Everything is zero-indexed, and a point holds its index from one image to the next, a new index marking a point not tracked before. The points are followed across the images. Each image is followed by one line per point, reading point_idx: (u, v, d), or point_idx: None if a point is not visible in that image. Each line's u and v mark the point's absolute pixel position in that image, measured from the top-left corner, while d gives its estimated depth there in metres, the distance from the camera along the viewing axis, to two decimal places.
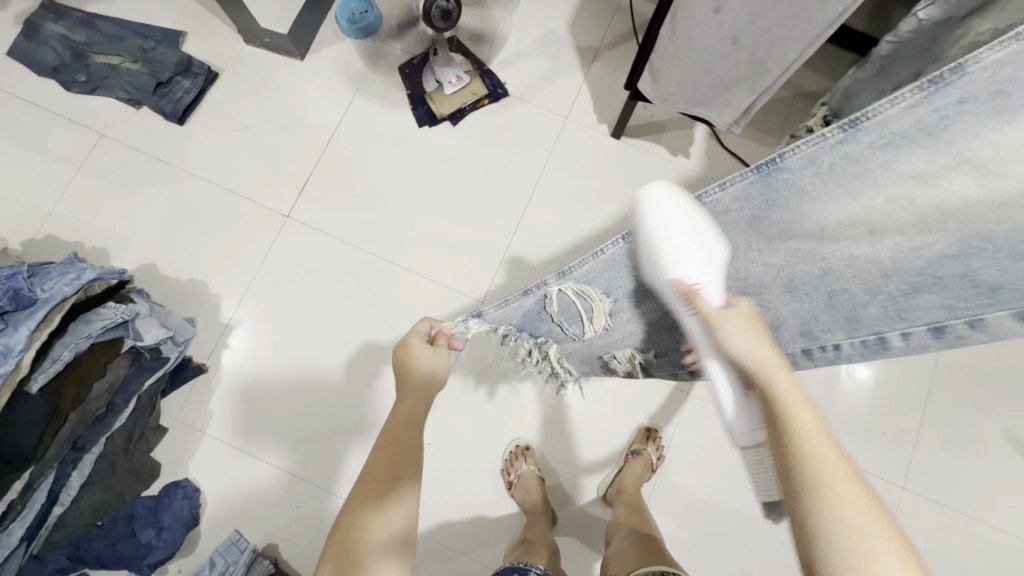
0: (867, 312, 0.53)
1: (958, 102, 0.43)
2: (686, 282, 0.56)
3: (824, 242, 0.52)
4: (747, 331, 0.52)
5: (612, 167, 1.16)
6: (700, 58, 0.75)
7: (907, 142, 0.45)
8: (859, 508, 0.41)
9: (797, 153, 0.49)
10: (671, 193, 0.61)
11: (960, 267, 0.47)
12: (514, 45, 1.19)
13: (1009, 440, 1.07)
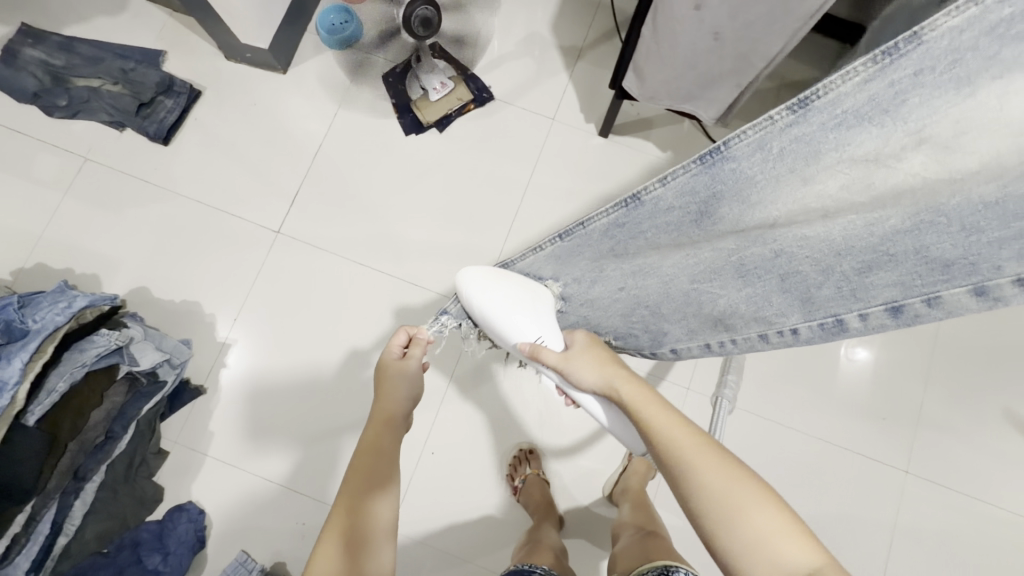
0: (821, 293, 0.49)
1: (914, 74, 0.39)
2: (527, 346, 0.62)
3: (771, 218, 0.50)
4: (591, 362, 0.61)
5: (601, 164, 1.14)
6: (683, 55, 0.73)
7: (856, 117, 0.43)
8: (723, 476, 0.50)
9: (755, 128, 0.47)
10: (481, 275, 0.64)
11: (912, 240, 0.42)
12: (496, 47, 1.18)
13: (1009, 419, 1.05)
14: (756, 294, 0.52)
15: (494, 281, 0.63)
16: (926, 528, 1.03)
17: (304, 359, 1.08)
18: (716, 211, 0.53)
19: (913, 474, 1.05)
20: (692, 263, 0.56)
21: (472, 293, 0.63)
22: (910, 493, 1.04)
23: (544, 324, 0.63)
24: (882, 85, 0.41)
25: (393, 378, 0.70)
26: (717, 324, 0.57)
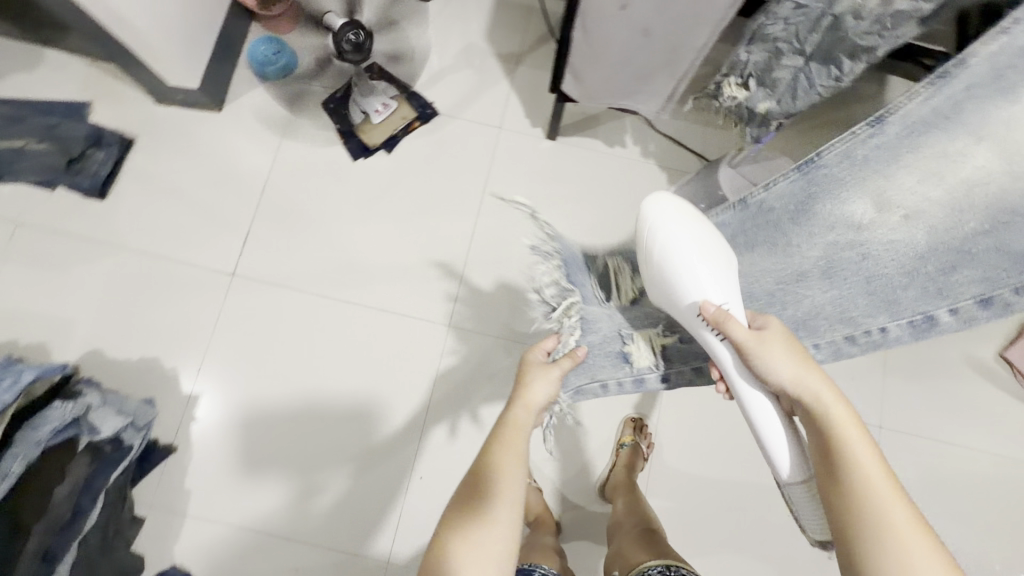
0: (906, 293, 0.68)
1: (969, 91, 0.64)
2: (711, 306, 0.62)
3: (868, 213, 0.69)
4: (781, 350, 0.60)
5: (554, 166, 1.15)
6: (618, 53, 0.75)
7: (912, 136, 0.67)
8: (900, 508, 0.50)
9: (839, 149, 0.68)
10: (670, 204, 0.68)
11: (985, 240, 0.66)
12: (434, 63, 1.17)
13: (965, 363, 1.11)
14: (841, 294, 0.69)
15: (688, 219, 0.67)
16: (907, 478, 1.07)
17: (277, 402, 1.05)
18: (814, 208, 0.70)
19: (887, 428, 1.09)
20: (780, 269, 0.70)
21: (662, 219, 0.67)
22: (887, 447, 1.08)
23: (728, 290, 0.64)
24: (948, 104, 0.65)
25: (536, 378, 0.71)
26: (799, 328, 0.69)
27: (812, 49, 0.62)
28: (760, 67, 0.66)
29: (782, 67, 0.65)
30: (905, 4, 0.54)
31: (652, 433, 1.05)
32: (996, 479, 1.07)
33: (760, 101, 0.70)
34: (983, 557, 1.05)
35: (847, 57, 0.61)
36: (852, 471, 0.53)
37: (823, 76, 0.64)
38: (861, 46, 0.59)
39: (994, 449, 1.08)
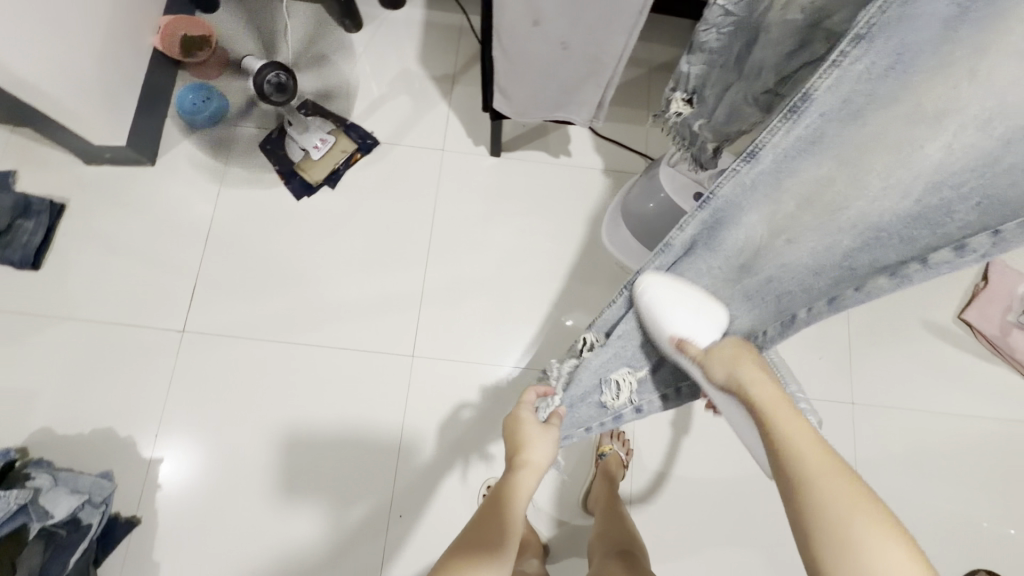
0: (799, 309, 0.56)
1: (839, 100, 0.43)
2: (677, 336, 0.59)
3: (782, 241, 0.54)
4: (726, 356, 0.57)
5: (501, 183, 1.14)
6: (540, 68, 0.75)
7: (805, 149, 0.47)
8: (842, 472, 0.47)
9: (727, 180, 0.50)
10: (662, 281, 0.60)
11: (865, 245, 0.50)
12: (369, 93, 1.16)
13: (925, 328, 1.13)
14: (756, 311, 0.59)
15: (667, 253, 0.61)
16: (886, 449, 1.08)
17: (243, 457, 1.01)
18: (721, 234, 0.55)
19: (860, 403, 1.10)
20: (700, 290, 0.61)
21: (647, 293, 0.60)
22: (862, 421, 1.09)
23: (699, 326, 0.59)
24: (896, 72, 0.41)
25: (536, 443, 0.67)
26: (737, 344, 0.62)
27: (735, 62, 0.59)
28: (698, 80, 0.63)
29: (718, 75, 0.61)
30: (794, 15, 0.50)
31: (628, 438, 1.04)
32: (970, 438, 1.09)
33: (695, 121, 0.68)
34: (971, 516, 1.06)
35: (759, 71, 0.57)
36: (804, 468, 0.48)
37: (741, 95, 0.60)
38: (765, 61, 0.55)
39: (963, 408, 1.10)
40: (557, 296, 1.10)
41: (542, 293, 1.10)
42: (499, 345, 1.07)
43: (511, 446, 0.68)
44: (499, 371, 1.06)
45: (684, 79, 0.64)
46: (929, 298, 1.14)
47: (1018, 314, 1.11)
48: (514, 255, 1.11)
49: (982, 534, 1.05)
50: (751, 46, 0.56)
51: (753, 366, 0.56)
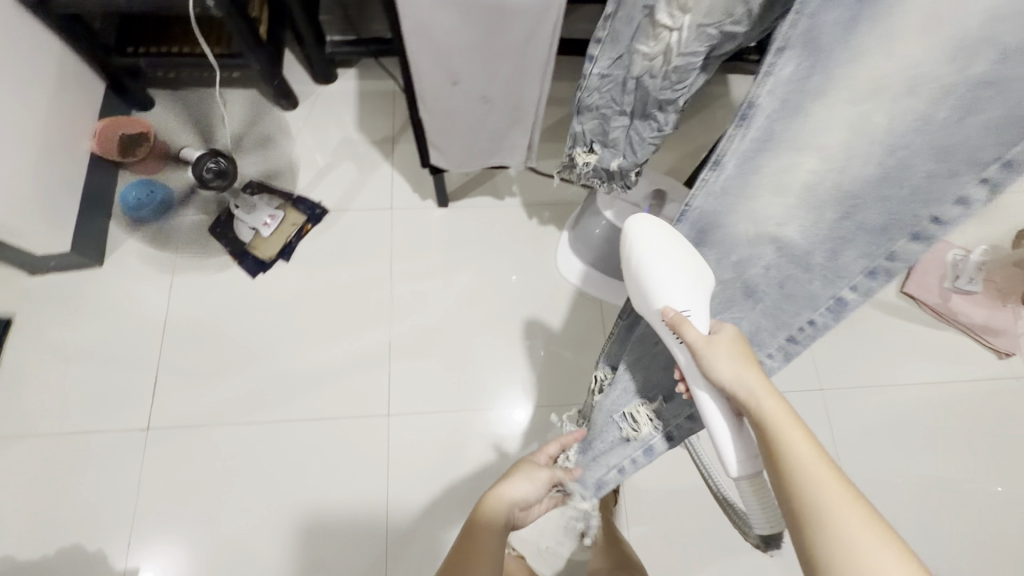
0: (813, 287, 0.60)
1: (779, 102, 0.51)
2: (671, 310, 0.56)
3: (773, 227, 0.59)
4: (721, 353, 0.55)
5: (453, 231, 1.18)
6: (467, 121, 0.79)
7: (765, 144, 0.54)
8: (844, 501, 0.46)
9: (700, 190, 0.58)
10: (652, 229, 0.61)
11: (850, 224, 0.56)
12: (313, 164, 1.20)
13: (873, 306, 1.19)
14: (768, 307, 0.63)
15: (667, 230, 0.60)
16: (861, 429, 1.11)
17: (223, 551, 0.96)
18: (712, 238, 0.63)
19: (828, 388, 1.13)
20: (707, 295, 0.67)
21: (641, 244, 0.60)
22: (834, 405, 1.12)
23: (691, 298, 0.57)
24: (814, 67, 0.48)
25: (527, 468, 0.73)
26: (777, 328, 0.63)
27: (630, 108, 0.66)
28: (596, 133, 0.71)
29: (615, 124, 0.69)
30: (679, 59, 0.57)
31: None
32: (936, 404, 1.13)
33: (611, 160, 0.74)
34: (954, 481, 1.08)
35: (659, 109, 0.64)
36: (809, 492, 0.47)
37: (650, 131, 0.67)
38: (668, 99, 0.62)
39: (925, 377, 1.15)
40: (524, 333, 1.11)
41: (508, 332, 1.11)
42: (475, 390, 1.07)
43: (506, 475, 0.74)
44: (478, 417, 1.05)
45: (584, 133, 0.72)
46: None
47: (953, 281, 1.18)
48: (475, 299, 1.13)
49: (968, 497, 1.07)
50: (637, 95, 0.63)
51: (756, 378, 0.54)
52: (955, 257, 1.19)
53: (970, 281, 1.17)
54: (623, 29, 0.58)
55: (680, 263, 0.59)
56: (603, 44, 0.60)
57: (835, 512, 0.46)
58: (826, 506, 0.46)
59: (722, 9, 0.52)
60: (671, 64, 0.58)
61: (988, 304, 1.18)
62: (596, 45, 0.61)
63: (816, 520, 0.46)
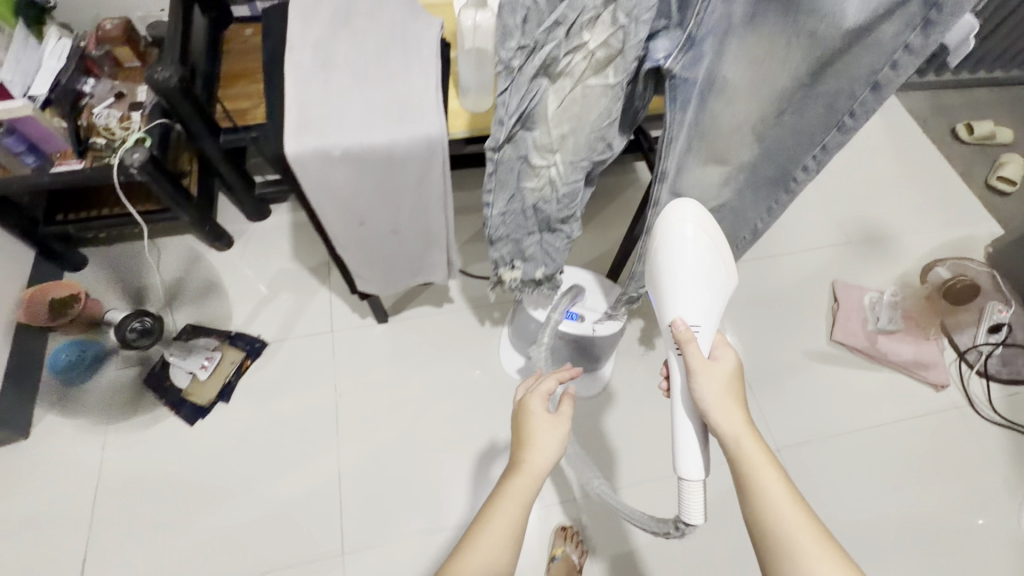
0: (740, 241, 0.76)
1: (681, 148, 0.58)
2: (681, 325, 0.61)
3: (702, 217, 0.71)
4: (718, 383, 0.59)
5: (396, 344, 1.19)
6: (382, 249, 0.84)
7: (678, 172, 0.63)
8: (812, 541, 0.52)
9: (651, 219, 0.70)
10: (690, 219, 0.63)
11: (747, 202, 0.68)
12: (251, 298, 1.21)
13: (810, 357, 1.24)
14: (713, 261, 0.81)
15: (690, 244, 0.62)
16: (823, 485, 1.12)
17: None
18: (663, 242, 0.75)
19: (784, 447, 1.15)
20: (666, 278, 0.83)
21: (674, 230, 0.63)
22: (793, 464, 1.13)
23: (703, 313, 0.62)
24: (690, 137, 0.57)
25: (543, 434, 0.66)
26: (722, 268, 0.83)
27: (538, 227, 0.65)
28: (514, 251, 0.69)
29: (528, 242, 0.68)
30: (565, 186, 0.57)
31: (583, 539, 1.02)
32: (888, 446, 1.16)
33: (536, 270, 0.72)
34: (922, 524, 1.09)
35: (562, 223, 0.63)
36: (781, 531, 0.53)
37: (562, 241, 0.66)
38: (568, 216, 0.61)
39: (873, 421, 1.18)
40: (479, 437, 1.10)
41: (463, 439, 1.10)
42: (434, 508, 1.03)
43: (516, 442, 0.67)
44: (441, 537, 1.01)
45: (502, 258, 0.70)
46: (802, 331, 1.26)
47: (875, 323, 1.25)
48: (424, 410, 1.12)
49: (937, 539, 1.07)
50: (540, 215, 0.62)
51: (742, 417, 0.58)
52: (870, 300, 1.27)
53: (890, 320, 1.25)
54: (505, 177, 0.57)
55: (695, 283, 0.62)
56: (495, 192, 0.58)
57: (804, 546, 0.52)
58: (795, 542, 0.52)
59: (586, 148, 0.52)
60: (559, 191, 0.58)
61: (912, 340, 1.24)
62: (488, 195, 0.58)
63: (790, 558, 0.52)
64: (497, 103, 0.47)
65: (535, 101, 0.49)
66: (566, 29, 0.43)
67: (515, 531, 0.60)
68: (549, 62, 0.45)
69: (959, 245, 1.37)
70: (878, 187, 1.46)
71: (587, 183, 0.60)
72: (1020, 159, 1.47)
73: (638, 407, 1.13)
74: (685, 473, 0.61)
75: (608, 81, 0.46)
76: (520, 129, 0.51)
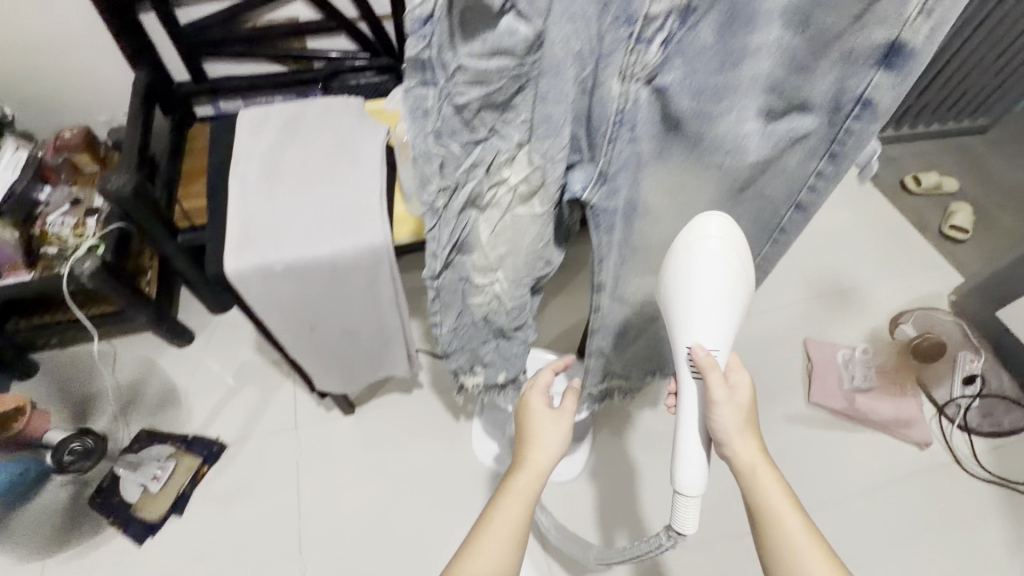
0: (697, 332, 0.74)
1: (619, 265, 0.59)
2: (701, 350, 0.54)
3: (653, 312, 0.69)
4: (738, 415, 0.56)
5: (363, 437, 1.13)
6: (338, 349, 0.81)
7: (616, 285, 0.62)
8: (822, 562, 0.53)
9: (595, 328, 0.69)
10: (721, 229, 0.52)
11: None
12: (210, 397, 1.16)
13: (790, 421, 1.21)
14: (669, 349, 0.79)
15: (719, 259, 0.51)
16: None
17: None
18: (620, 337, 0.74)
19: None
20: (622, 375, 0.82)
21: (699, 240, 0.52)
22: None
23: (723, 335, 0.55)
24: (621, 250, 0.56)
25: (544, 430, 0.64)
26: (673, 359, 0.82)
27: (490, 336, 0.66)
28: (471, 358, 0.71)
29: (484, 349, 0.68)
30: (511, 301, 0.58)
31: None
32: (878, 513, 1.11)
33: (497, 375, 0.73)
34: None
35: (514, 331, 0.64)
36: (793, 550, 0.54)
37: (516, 346, 0.66)
38: (517, 325, 0.62)
39: (860, 486, 1.14)
40: (452, 536, 1.04)
41: (436, 538, 1.04)
42: None
43: (518, 441, 0.65)
44: None
45: (461, 366, 0.72)
46: (780, 394, 1.24)
47: (851, 382, 1.24)
48: (394, 510, 1.06)
49: None
50: (490, 325, 0.63)
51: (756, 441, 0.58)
52: (844, 357, 1.26)
53: (864, 379, 1.23)
54: (449, 298, 0.59)
55: (719, 307, 0.53)
56: (441, 311, 0.61)
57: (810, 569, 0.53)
58: (804, 562, 0.54)
59: (526, 268, 0.53)
60: (505, 306, 0.58)
61: (891, 397, 1.22)
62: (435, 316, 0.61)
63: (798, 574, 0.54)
64: (429, 237, 0.50)
65: (467, 230, 0.51)
66: (485, 168, 0.45)
67: (519, 535, 0.57)
68: (474, 197, 0.47)
69: (924, 294, 1.39)
70: (841, 241, 1.48)
71: (534, 293, 0.60)
72: (968, 208, 1.52)
73: (621, 488, 1.07)
74: (683, 488, 0.58)
75: (536, 211, 0.46)
76: (457, 255, 0.54)
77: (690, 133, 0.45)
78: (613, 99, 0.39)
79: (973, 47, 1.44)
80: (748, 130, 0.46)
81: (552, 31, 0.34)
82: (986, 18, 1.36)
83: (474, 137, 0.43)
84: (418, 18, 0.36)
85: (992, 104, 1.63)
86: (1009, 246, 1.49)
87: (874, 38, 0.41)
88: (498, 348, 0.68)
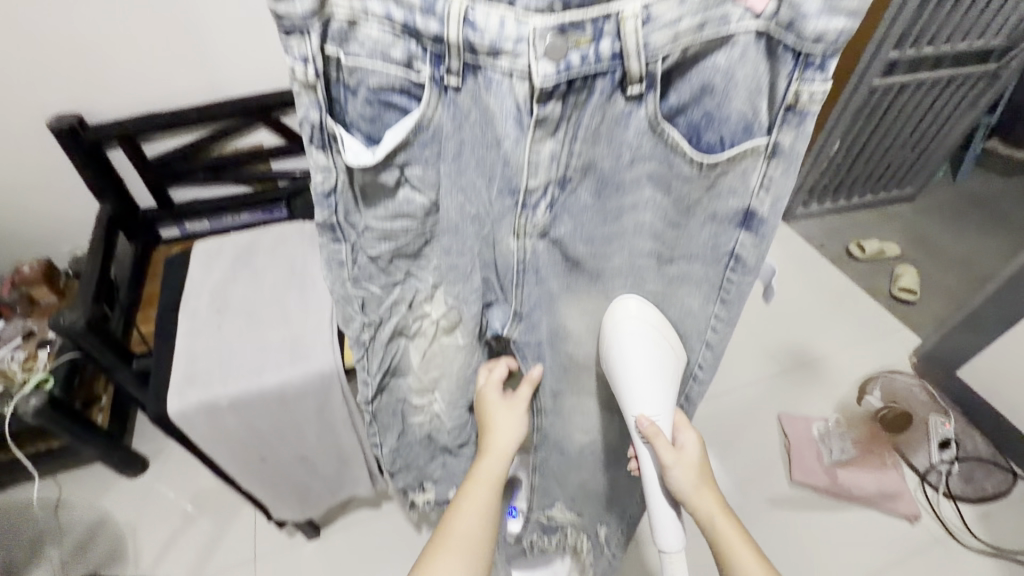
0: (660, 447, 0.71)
1: (553, 389, 0.65)
2: (646, 421, 0.54)
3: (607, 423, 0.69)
4: (691, 472, 0.55)
5: (327, 564, 1.05)
6: (293, 477, 0.78)
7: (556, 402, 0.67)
8: None
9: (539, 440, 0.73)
10: (640, 309, 0.55)
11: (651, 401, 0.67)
12: (160, 532, 1.08)
13: (774, 503, 1.17)
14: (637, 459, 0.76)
15: (650, 341, 0.54)
16: None
17: None
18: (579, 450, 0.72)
19: None
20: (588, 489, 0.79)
21: (623, 321, 0.55)
22: None
23: (664, 400, 0.55)
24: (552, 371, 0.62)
25: (501, 420, 0.62)
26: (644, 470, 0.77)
27: (437, 452, 0.74)
28: (417, 474, 0.76)
29: (431, 465, 0.76)
30: (451, 416, 0.68)
31: None
32: None
33: (447, 491, 0.78)
34: None
35: (459, 448, 0.72)
36: None
37: (458, 460, 0.74)
38: (455, 440, 0.71)
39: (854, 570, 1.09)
40: None
41: None
42: None
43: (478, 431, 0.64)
44: None
45: (409, 484, 0.77)
46: (761, 474, 1.22)
47: (830, 456, 1.22)
48: None
49: None
50: (430, 439, 0.72)
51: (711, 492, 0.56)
52: (819, 431, 1.26)
53: (842, 451, 1.23)
54: (388, 421, 0.68)
55: (657, 380, 0.55)
56: (381, 433, 0.69)
57: None
58: None
59: (458, 388, 0.65)
60: (445, 424, 0.69)
61: (872, 468, 1.21)
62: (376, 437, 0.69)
63: None
64: (359, 366, 0.60)
65: (399, 356, 0.63)
66: (407, 304, 0.58)
67: (487, 525, 0.57)
68: (401, 328, 0.60)
69: (886, 358, 1.41)
70: (800, 311, 1.52)
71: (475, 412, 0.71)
72: (913, 272, 1.60)
73: None
74: (665, 545, 0.55)
75: (458, 340, 0.61)
76: (392, 378, 0.64)
77: (589, 273, 0.54)
78: (512, 252, 0.51)
79: (884, 129, 1.59)
80: (641, 270, 0.54)
81: (444, 200, 0.50)
82: (888, 105, 1.52)
83: (393, 280, 0.56)
84: (321, 193, 0.48)
85: (914, 175, 1.77)
86: (956, 306, 1.55)
87: (729, 203, 0.49)
88: (445, 465, 0.76)
